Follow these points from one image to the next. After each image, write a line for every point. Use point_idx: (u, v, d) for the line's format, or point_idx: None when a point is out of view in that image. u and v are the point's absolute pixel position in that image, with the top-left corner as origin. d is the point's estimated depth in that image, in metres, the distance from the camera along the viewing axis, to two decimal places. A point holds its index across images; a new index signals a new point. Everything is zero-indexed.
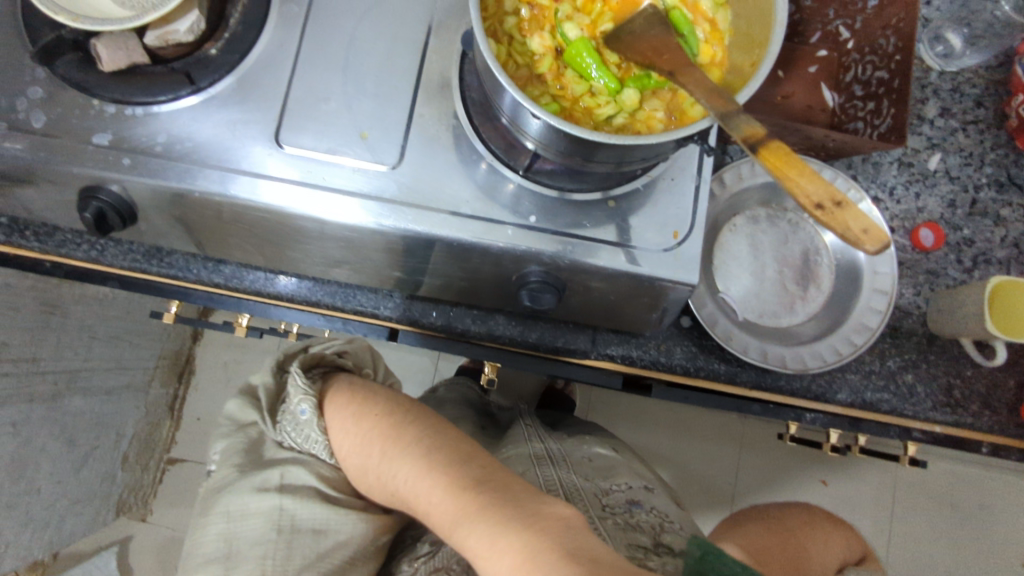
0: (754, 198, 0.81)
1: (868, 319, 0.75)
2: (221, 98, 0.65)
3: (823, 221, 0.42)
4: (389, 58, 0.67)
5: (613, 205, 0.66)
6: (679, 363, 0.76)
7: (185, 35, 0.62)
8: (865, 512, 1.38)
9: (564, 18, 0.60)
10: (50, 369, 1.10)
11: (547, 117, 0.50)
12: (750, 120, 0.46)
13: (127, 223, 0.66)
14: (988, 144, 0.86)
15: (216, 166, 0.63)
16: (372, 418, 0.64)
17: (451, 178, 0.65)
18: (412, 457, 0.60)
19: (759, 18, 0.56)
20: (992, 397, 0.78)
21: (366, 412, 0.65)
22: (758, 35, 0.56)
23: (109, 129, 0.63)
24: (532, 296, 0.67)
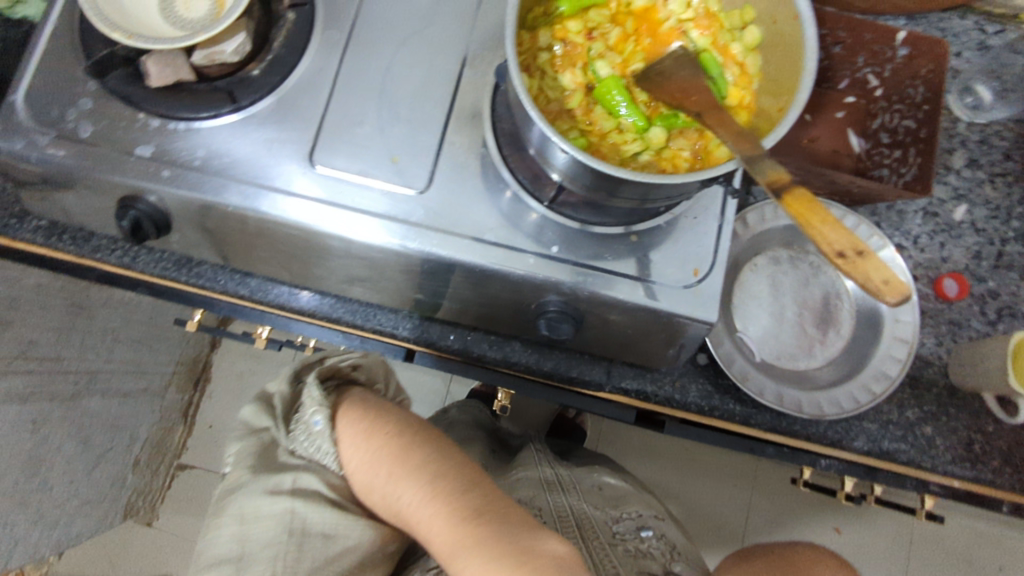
0: (776, 239, 0.81)
1: (888, 367, 0.74)
2: (260, 117, 0.67)
3: (844, 269, 0.42)
4: (423, 86, 0.69)
5: (635, 239, 0.67)
6: (694, 401, 0.76)
7: (230, 56, 0.65)
8: (878, 564, 1.35)
9: (596, 56, 0.62)
10: (73, 369, 1.13)
11: (575, 152, 0.51)
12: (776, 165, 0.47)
13: (160, 233, 0.68)
14: (1016, 197, 0.86)
15: (251, 182, 0.65)
16: (384, 438, 0.68)
17: (478, 205, 0.66)
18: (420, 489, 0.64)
19: (789, 64, 0.57)
20: (1014, 455, 0.76)
21: (378, 431, 0.69)
22: (786, 82, 0.57)
23: (151, 142, 0.65)
24: (550, 326, 0.67)
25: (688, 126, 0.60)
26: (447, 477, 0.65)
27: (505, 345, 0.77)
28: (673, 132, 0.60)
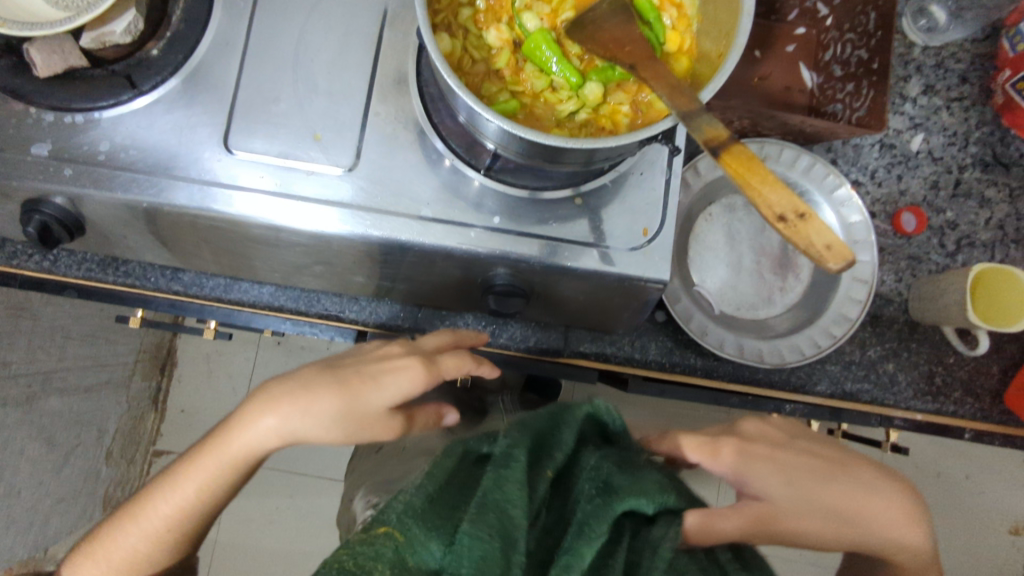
0: (730, 185, 0.78)
1: (848, 310, 0.73)
2: (166, 101, 0.61)
3: (786, 234, 0.41)
4: (341, 55, 0.63)
5: (580, 202, 0.63)
6: (654, 359, 0.76)
7: (122, 37, 0.59)
8: None
9: (522, 8, 0.56)
10: (21, 373, 1.08)
11: (500, 121, 0.47)
12: (712, 119, 0.44)
13: (74, 235, 0.63)
14: (973, 122, 0.84)
15: (162, 174, 0.60)
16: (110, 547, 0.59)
17: (411, 178, 0.62)
18: (141, 553, 0.59)
19: (726, 3, 0.52)
20: (974, 384, 0.77)
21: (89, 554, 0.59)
22: (726, 21, 0.52)
23: (48, 138, 0.60)
24: (500, 301, 0.65)
25: (625, 80, 0.56)
26: (155, 524, 0.58)
27: (458, 321, 0.76)
28: (610, 87, 0.56)
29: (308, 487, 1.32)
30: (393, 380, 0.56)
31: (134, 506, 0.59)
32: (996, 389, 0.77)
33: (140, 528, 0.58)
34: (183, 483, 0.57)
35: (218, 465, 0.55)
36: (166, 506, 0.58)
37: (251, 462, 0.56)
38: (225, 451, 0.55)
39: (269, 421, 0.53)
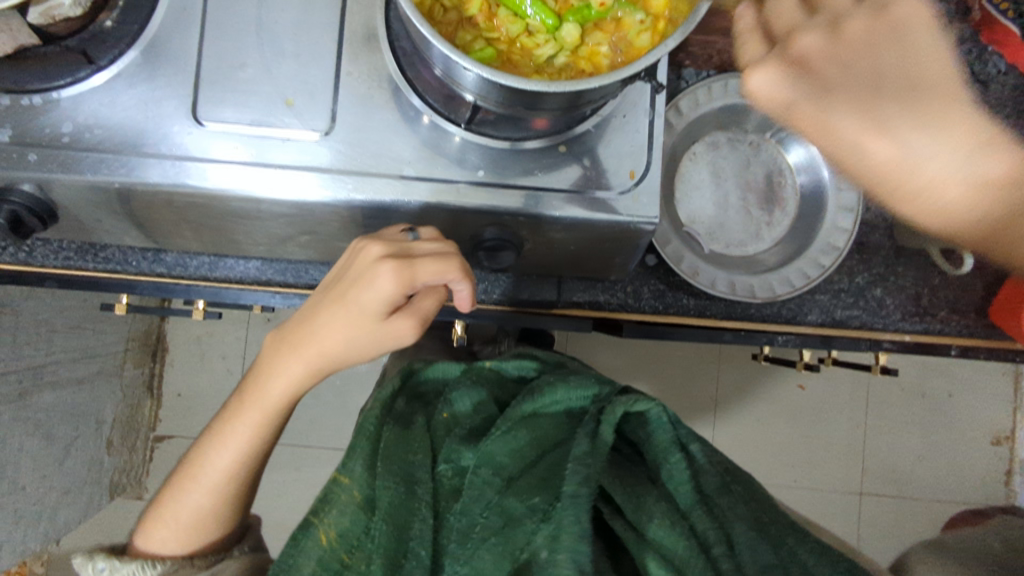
0: (713, 122, 0.77)
1: (836, 239, 0.73)
2: (126, 75, 0.58)
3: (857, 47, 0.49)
4: (306, 14, 0.61)
5: (565, 149, 0.62)
6: (647, 302, 0.76)
7: (71, 9, 0.56)
8: (842, 410, 1.42)
9: None
10: (12, 370, 1.07)
11: (479, 70, 0.46)
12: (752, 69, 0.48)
13: (48, 223, 0.61)
14: (951, 40, 0.83)
15: (132, 152, 0.58)
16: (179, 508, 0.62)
17: (391, 137, 0.60)
18: (210, 509, 0.62)
19: None
20: (959, 302, 0.79)
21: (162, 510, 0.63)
22: None
23: (7, 123, 0.57)
24: (490, 254, 0.64)
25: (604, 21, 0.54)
26: (215, 477, 0.62)
27: None
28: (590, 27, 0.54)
29: (311, 457, 1.34)
30: (428, 267, 0.54)
31: (185, 477, 0.62)
32: (980, 305, 0.79)
33: (202, 484, 0.62)
34: (229, 438, 0.62)
35: (264, 412, 0.61)
36: (223, 459, 0.62)
37: (292, 404, 0.61)
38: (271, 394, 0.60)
39: (301, 364, 0.58)
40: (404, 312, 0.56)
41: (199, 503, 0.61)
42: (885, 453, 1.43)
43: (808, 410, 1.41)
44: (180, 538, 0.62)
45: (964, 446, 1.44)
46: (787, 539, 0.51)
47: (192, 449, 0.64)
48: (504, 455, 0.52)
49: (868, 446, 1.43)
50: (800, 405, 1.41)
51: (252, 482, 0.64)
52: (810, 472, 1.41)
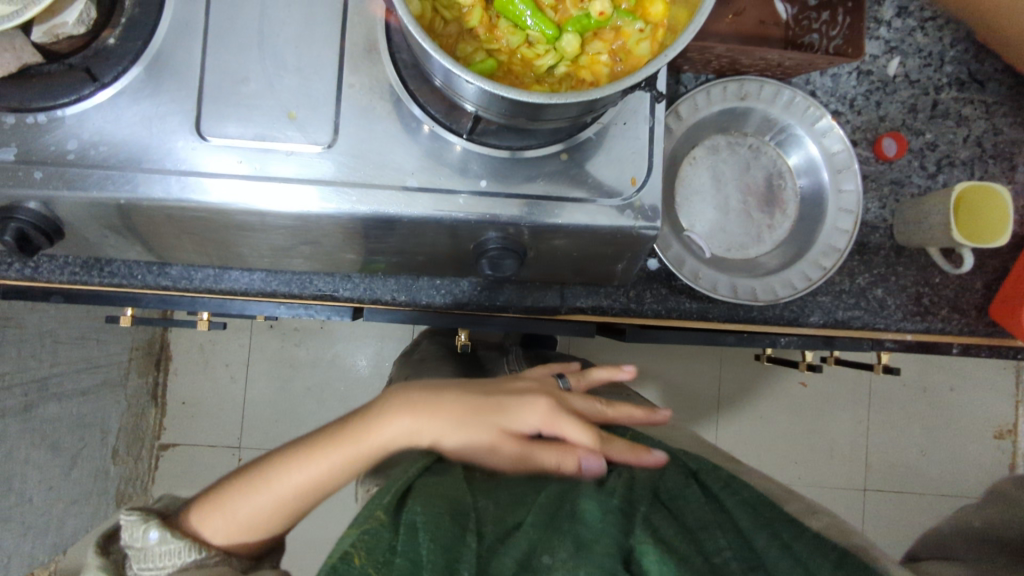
0: (711, 126, 0.78)
1: (836, 241, 0.74)
2: (130, 92, 0.59)
3: None
4: (306, 27, 0.61)
5: (566, 158, 0.63)
6: (650, 306, 0.77)
7: (75, 27, 0.56)
8: (844, 408, 1.42)
9: None
10: (16, 383, 1.07)
11: (478, 82, 0.46)
12: None
13: (53, 240, 0.61)
14: (947, 41, 0.83)
15: (137, 168, 0.58)
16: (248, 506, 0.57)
17: (394, 148, 0.61)
18: (275, 520, 0.58)
19: None
20: (960, 301, 0.79)
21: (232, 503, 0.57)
22: None
23: (12, 142, 0.58)
24: (492, 264, 0.64)
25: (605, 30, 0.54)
26: (295, 487, 0.57)
27: (454, 288, 0.76)
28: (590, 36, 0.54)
29: None
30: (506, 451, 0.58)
31: (262, 476, 0.58)
32: (981, 303, 0.80)
33: (273, 491, 0.57)
34: (319, 459, 0.57)
35: (362, 455, 0.57)
36: (304, 476, 0.57)
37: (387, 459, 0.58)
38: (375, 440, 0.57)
39: (409, 422, 0.58)
40: (551, 448, 0.58)
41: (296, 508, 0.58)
42: (889, 449, 1.44)
43: (810, 408, 1.41)
44: (238, 532, 0.57)
45: (967, 441, 1.44)
46: (790, 518, 0.57)
47: (254, 462, 0.60)
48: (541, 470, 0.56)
49: (871, 442, 1.43)
50: (803, 403, 1.41)
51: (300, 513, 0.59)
52: (814, 470, 1.41)
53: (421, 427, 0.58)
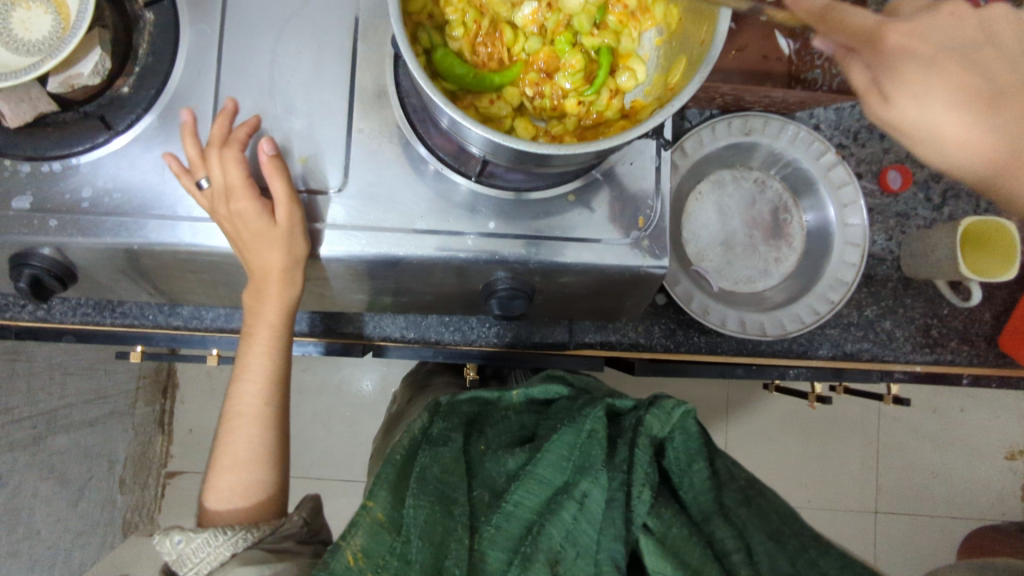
0: (716, 161, 0.79)
1: (843, 273, 0.74)
2: (143, 139, 0.60)
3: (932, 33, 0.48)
4: (317, 74, 0.62)
5: (573, 199, 0.63)
6: (659, 341, 0.77)
7: (90, 78, 0.57)
8: (854, 432, 1.41)
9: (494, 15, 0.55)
10: (25, 416, 1.07)
11: (486, 133, 0.47)
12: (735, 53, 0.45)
13: (67, 284, 0.62)
14: None
15: (150, 215, 0.59)
16: (242, 437, 0.62)
17: (403, 190, 0.61)
18: (264, 442, 0.62)
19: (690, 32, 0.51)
20: (970, 332, 0.79)
21: (220, 457, 0.62)
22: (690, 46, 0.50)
23: (28, 190, 0.59)
24: (502, 305, 0.64)
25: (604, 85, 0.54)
26: (255, 400, 0.62)
27: (462, 325, 0.77)
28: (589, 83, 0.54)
29: (323, 491, 1.34)
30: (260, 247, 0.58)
31: (231, 419, 0.62)
32: (991, 334, 0.79)
33: (246, 412, 0.62)
34: (252, 357, 0.63)
35: (272, 331, 0.62)
36: (254, 387, 0.62)
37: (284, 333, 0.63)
38: (265, 314, 0.62)
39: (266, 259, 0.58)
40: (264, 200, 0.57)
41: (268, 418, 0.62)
42: (900, 474, 1.42)
43: (819, 431, 1.40)
44: (243, 489, 0.60)
45: (981, 465, 1.43)
46: (809, 551, 0.51)
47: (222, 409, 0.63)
48: (548, 469, 0.53)
49: (882, 465, 1.42)
50: (812, 427, 1.40)
51: (280, 413, 0.64)
52: (824, 494, 1.40)
53: (266, 268, 0.58)
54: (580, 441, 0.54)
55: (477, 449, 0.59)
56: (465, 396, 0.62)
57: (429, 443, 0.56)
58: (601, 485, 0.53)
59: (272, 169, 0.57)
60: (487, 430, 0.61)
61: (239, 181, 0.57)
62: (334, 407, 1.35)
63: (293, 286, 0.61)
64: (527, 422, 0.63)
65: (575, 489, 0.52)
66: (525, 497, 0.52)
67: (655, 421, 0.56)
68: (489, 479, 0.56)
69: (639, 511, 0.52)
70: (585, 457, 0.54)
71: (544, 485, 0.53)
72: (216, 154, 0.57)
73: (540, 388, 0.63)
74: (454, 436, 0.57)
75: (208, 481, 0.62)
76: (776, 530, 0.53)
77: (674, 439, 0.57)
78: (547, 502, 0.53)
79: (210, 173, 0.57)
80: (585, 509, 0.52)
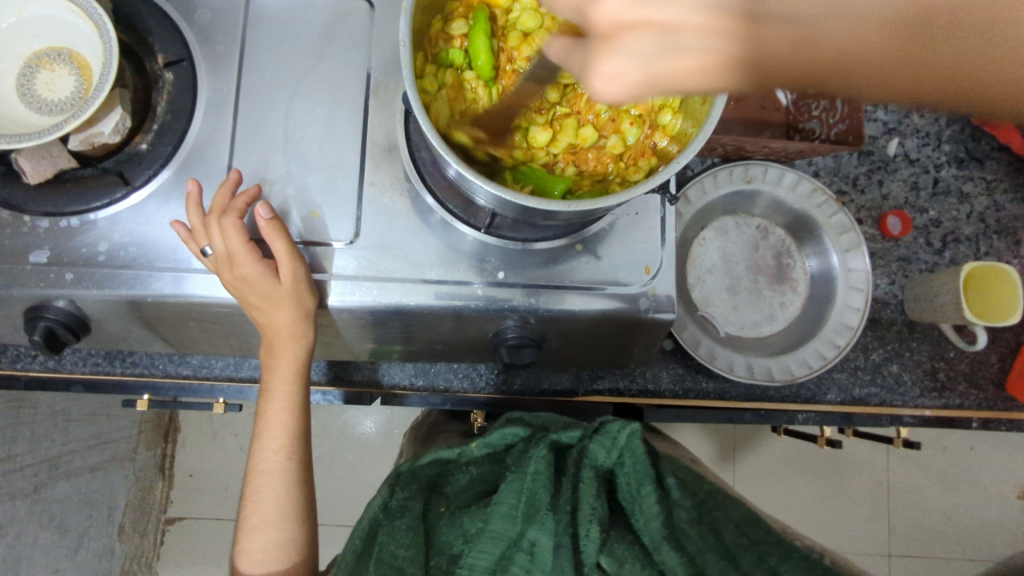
0: (720, 208, 0.81)
1: (848, 318, 0.75)
2: (161, 195, 0.61)
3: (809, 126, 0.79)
4: (330, 129, 0.64)
5: (581, 248, 0.64)
6: (667, 387, 0.78)
7: (111, 136, 0.59)
8: (865, 472, 1.39)
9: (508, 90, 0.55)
10: (28, 464, 1.07)
11: (484, 184, 0.46)
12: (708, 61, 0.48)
13: (80, 335, 0.63)
14: (944, 121, 0.88)
15: (167, 267, 0.60)
16: (272, 492, 0.62)
17: (416, 240, 0.63)
18: (291, 496, 0.62)
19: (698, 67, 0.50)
20: (976, 374, 0.80)
21: (246, 518, 0.62)
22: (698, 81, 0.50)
23: (46, 245, 0.60)
24: (512, 354, 0.65)
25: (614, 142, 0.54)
26: (277, 458, 0.63)
27: (471, 372, 0.79)
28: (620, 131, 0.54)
29: (326, 536, 1.32)
30: (269, 307, 0.59)
31: (256, 477, 0.63)
32: (997, 377, 0.80)
33: (266, 468, 0.63)
34: (273, 415, 0.63)
35: (290, 381, 0.63)
36: (275, 440, 0.63)
37: (301, 384, 0.64)
38: (279, 368, 0.63)
39: (271, 315, 0.59)
40: (257, 257, 0.57)
41: (294, 471, 0.63)
42: (914, 517, 1.39)
43: (830, 471, 1.38)
44: (276, 548, 0.61)
45: (1000, 511, 1.39)
46: (768, 559, 0.47)
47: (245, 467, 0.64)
48: (500, 524, 0.51)
49: (893, 506, 1.39)
50: (822, 468, 1.38)
51: (304, 466, 0.65)
52: (836, 537, 1.38)
53: (278, 328, 0.60)
54: (526, 487, 0.53)
55: (437, 512, 0.58)
56: (425, 459, 0.62)
57: (387, 517, 0.54)
58: (548, 532, 0.51)
59: (272, 231, 0.58)
60: (447, 490, 0.60)
61: (241, 248, 0.57)
62: (337, 450, 1.33)
63: (306, 339, 0.62)
64: (488, 474, 0.61)
65: (524, 540, 0.51)
66: (479, 557, 0.50)
67: (599, 449, 0.56)
68: (445, 544, 0.54)
69: (590, 550, 0.51)
70: (534, 502, 0.52)
71: (497, 540, 0.51)
72: (216, 222, 0.57)
73: (498, 434, 0.62)
74: (412, 504, 0.56)
75: (239, 544, 0.62)
76: (731, 546, 0.49)
77: (624, 464, 0.57)
78: (501, 558, 0.50)
79: (212, 241, 0.57)
80: (537, 559, 0.50)
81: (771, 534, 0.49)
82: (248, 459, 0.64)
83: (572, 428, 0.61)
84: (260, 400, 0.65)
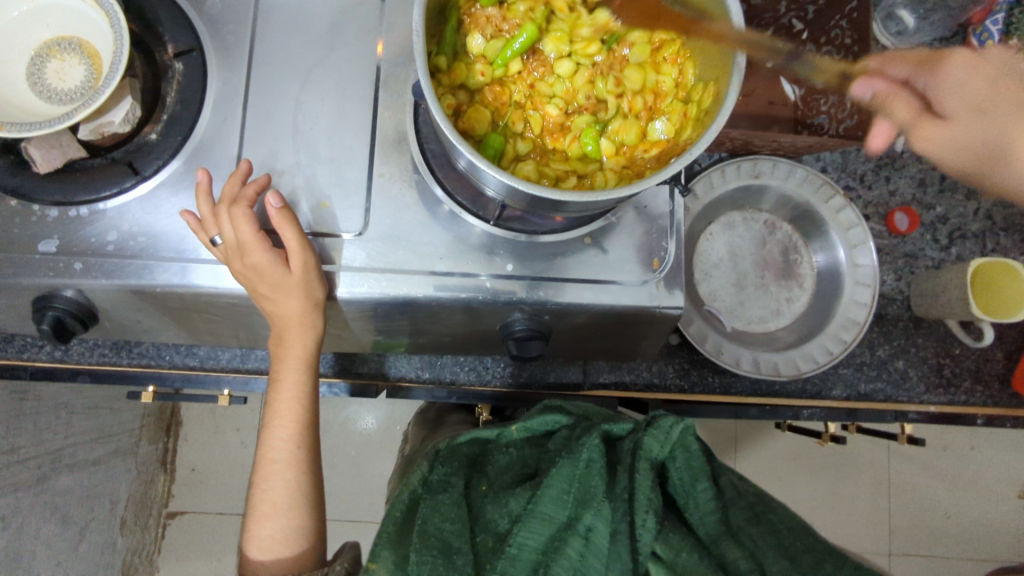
0: (727, 203, 0.81)
1: (855, 314, 0.75)
2: (170, 184, 0.61)
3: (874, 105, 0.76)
4: (340, 120, 0.64)
5: (589, 241, 0.64)
6: (673, 381, 0.78)
7: (121, 125, 0.59)
8: (866, 470, 1.39)
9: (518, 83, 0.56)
10: (31, 456, 1.06)
11: (498, 174, 0.46)
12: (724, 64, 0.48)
13: (88, 325, 0.63)
14: None
15: (174, 257, 0.60)
16: (282, 481, 0.62)
17: (425, 231, 0.63)
18: (300, 485, 0.63)
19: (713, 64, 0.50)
20: (982, 371, 0.80)
21: (256, 507, 0.62)
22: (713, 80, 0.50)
23: (54, 234, 0.60)
24: (519, 346, 0.65)
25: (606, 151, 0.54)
26: (287, 447, 0.63)
27: (478, 365, 0.79)
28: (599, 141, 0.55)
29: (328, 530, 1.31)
30: (279, 296, 0.59)
31: (265, 466, 0.63)
32: (1003, 373, 0.81)
33: (275, 457, 0.63)
34: (282, 404, 0.63)
35: (301, 372, 0.63)
36: (285, 430, 0.63)
37: (311, 374, 0.64)
38: (289, 359, 0.63)
39: (279, 303, 0.59)
40: (267, 246, 0.57)
41: (303, 461, 0.63)
42: (915, 514, 1.40)
43: (831, 468, 1.38)
44: (283, 536, 0.61)
45: (1001, 510, 1.39)
46: (825, 564, 0.48)
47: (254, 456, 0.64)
48: (551, 505, 0.51)
49: (894, 503, 1.40)
50: (823, 466, 1.38)
51: (313, 455, 0.65)
52: (836, 534, 1.38)
53: (286, 317, 0.60)
54: (578, 472, 0.52)
55: (479, 490, 0.57)
56: (465, 437, 0.61)
57: (429, 493, 0.55)
58: (604, 518, 0.51)
59: (283, 220, 0.58)
60: (489, 470, 0.60)
61: (251, 235, 0.57)
62: (338, 444, 1.32)
63: (315, 330, 0.62)
64: (528, 458, 0.61)
65: (578, 524, 0.51)
66: (528, 537, 0.50)
67: (654, 443, 0.55)
68: (491, 523, 0.54)
69: (645, 540, 0.51)
70: (587, 489, 0.52)
71: (547, 522, 0.50)
72: (227, 212, 0.57)
73: (539, 420, 0.62)
74: (455, 481, 0.56)
75: (247, 532, 0.62)
76: (791, 547, 0.50)
77: (676, 459, 0.56)
78: (552, 541, 0.50)
79: (222, 230, 0.57)
80: (591, 544, 0.50)
81: (823, 542, 0.51)
82: (257, 449, 0.64)
83: (621, 419, 0.60)
84: (269, 390, 0.65)
